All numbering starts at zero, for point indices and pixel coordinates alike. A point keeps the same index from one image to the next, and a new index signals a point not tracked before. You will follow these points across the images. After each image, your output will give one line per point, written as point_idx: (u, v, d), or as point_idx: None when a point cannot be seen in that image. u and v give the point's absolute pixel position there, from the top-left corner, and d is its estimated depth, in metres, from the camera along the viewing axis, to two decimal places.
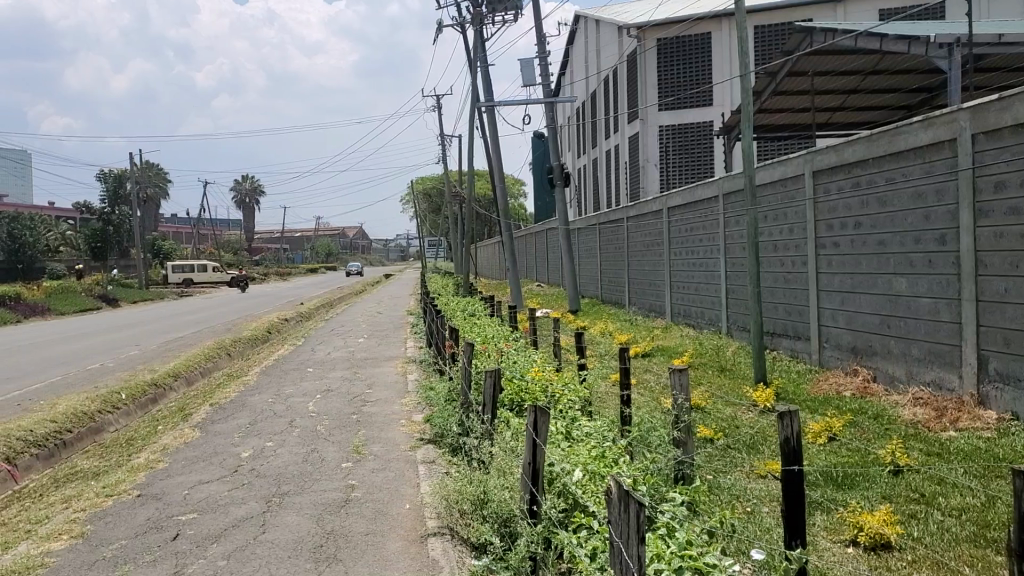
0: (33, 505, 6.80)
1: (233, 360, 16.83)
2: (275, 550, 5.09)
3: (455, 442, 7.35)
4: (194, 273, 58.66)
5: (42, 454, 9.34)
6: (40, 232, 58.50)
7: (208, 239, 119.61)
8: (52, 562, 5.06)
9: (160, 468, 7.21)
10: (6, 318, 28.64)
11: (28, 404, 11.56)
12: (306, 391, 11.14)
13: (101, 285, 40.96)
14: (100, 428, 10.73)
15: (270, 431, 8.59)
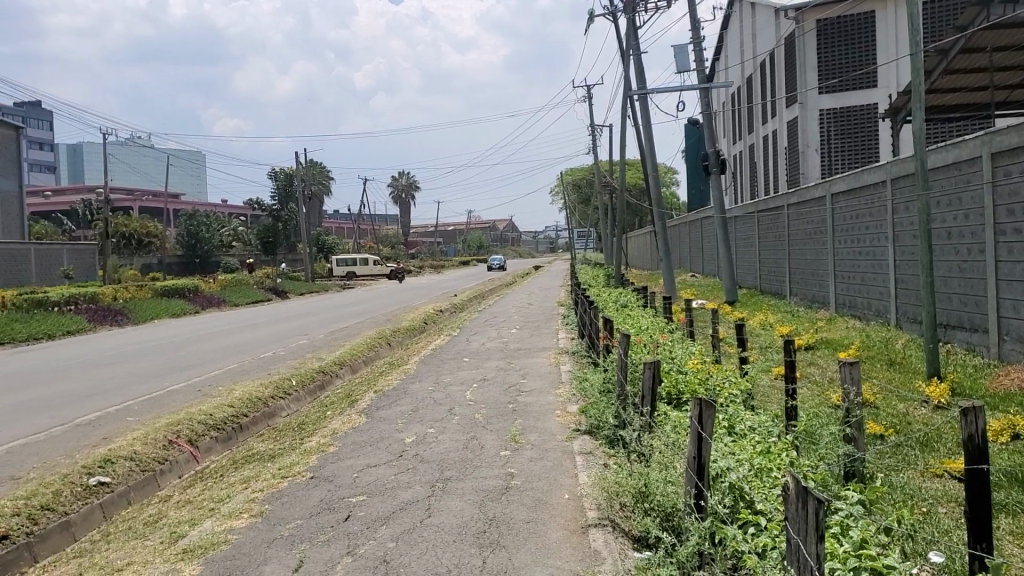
0: (215, 485, 7.22)
1: (393, 349, 17.34)
2: (441, 534, 5.20)
3: (612, 435, 7.28)
4: (356, 266, 61.03)
5: (221, 436, 9.92)
6: (216, 229, 62.16)
7: (368, 234, 124.25)
8: (234, 539, 5.37)
9: (330, 452, 7.51)
10: (186, 308, 30.59)
11: (207, 390, 12.30)
12: (463, 380, 11.36)
13: (271, 278, 43.16)
14: (273, 412, 11.29)
15: (430, 418, 8.81)
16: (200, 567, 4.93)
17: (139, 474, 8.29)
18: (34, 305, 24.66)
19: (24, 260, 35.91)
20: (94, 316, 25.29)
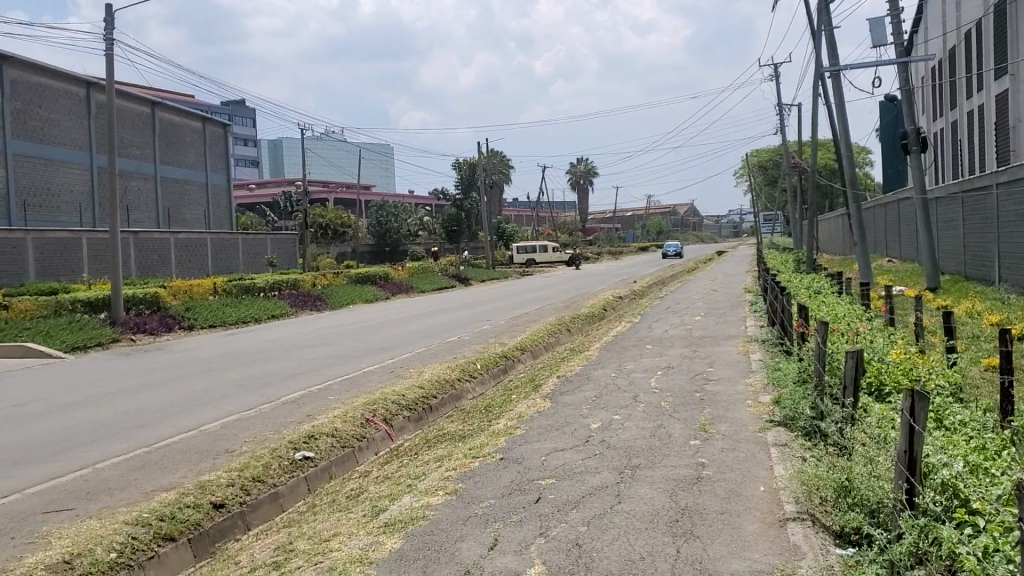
0: (410, 463, 7.49)
1: (574, 336, 17.40)
2: (634, 521, 5.17)
3: (808, 427, 7.01)
4: (537, 253, 61.81)
5: (413, 417, 10.28)
6: (403, 219, 64.50)
7: (547, 220, 125.48)
8: (432, 515, 5.55)
9: (518, 434, 7.61)
10: (377, 294, 31.92)
11: (399, 372, 12.79)
12: (648, 367, 11.25)
13: (455, 265, 44.36)
14: (460, 394, 11.60)
15: (615, 404, 8.78)
16: (400, 541, 5.13)
17: (340, 450, 8.73)
18: (242, 291, 26.39)
19: (234, 249, 38.52)
20: (295, 301, 26.83)
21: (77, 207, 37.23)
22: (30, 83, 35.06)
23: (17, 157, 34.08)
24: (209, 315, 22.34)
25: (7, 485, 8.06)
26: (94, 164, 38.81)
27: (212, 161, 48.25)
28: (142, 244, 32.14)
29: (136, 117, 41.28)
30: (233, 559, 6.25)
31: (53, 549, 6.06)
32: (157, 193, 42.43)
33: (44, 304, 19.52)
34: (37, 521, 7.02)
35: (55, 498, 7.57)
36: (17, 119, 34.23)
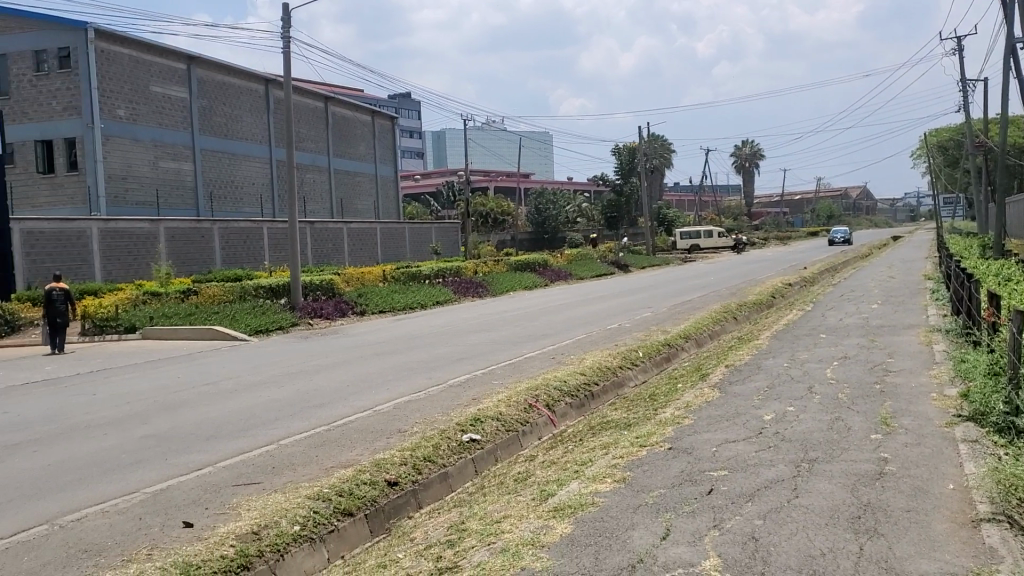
0: (576, 449, 7.52)
1: (741, 324, 16.97)
2: (812, 516, 4.99)
3: (1002, 423, 6.57)
4: (700, 239, 60.77)
5: (576, 403, 10.32)
6: (563, 206, 64.67)
7: (709, 205, 122.88)
8: (602, 502, 5.55)
9: (686, 424, 7.50)
10: (537, 281, 32.24)
11: (562, 358, 12.86)
12: (821, 357, 10.85)
13: (615, 252, 44.15)
14: (622, 381, 11.55)
15: (789, 396, 8.50)
16: (571, 526, 5.16)
17: (505, 433, 8.87)
18: (410, 278, 27.22)
19: (401, 237, 39.79)
20: (458, 288, 27.44)
21: (258, 198, 39.42)
22: (215, 81, 37.22)
23: (204, 151, 36.33)
24: (379, 301, 23.16)
25: (200, 459, 8.63)
26: (273, 157, 40.91)
27: (380, 152, 49.94)
28: (318, 233, 33.63)
29: (311, 112, 43.17)
30: (407, 535, 6.46)
31: (243, 520, 6.44)
32: (330, 184, 44.33)
33: (230, 290, 20.76)
34: (228, 493, 7.48)
35: (243, 472, 8.05)
36: (204, 115, 36.46)
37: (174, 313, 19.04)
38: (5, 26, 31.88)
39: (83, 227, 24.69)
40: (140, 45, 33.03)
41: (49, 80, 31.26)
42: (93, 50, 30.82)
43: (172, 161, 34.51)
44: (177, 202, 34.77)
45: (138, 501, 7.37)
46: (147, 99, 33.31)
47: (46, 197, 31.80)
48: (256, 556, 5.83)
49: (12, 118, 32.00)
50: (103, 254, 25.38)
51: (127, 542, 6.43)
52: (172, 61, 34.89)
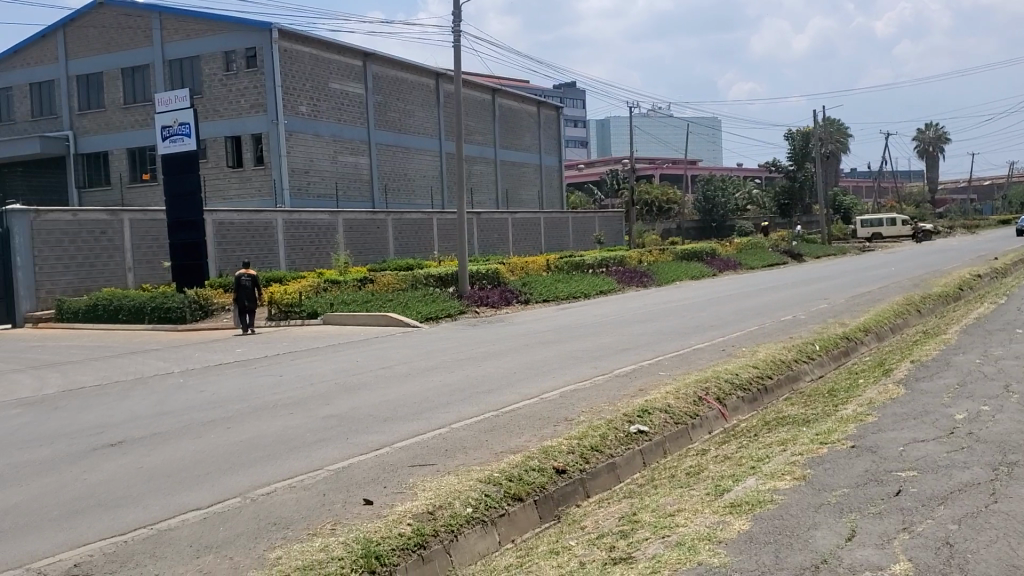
0: (751, 444, 7.33)
1: (926, 317, 16.09)
2: (1014, 523, 4.67)
3: None
4: (882, 227, 58.05)
5: (747, 397, 10.07)
6: (732, 193, 63.04)
7: (889, 192, 117.00)
8: (781, 499, 5.39)
9: (870, 422, 7.17)
10: (705, 271, 31.65)
11: (733, 350, 12.57)
12: (1018, 354, 10.12)
13: (787, 242, 42.74)
14: (797, 376, 11.18)
15: (983, 394, 7.98)
16: (749, 523, 5.03)
17: (673, 425, 8.76)
18: (573, 268, 27.39)
19: (565, 227, 40.03)
20: (623, 277, 27.33)
21: (428, 191, 40.59)
22: (389, 76, 38.49)
23: (379, 145, 37.67)
24: (543, 290, 23.38)
25: (377, 440, 8.98)
26: (443, 150, 41.96)
27: (545, 143, 50.35)
28: (485, 223, 34.25)
29: (479, 105, 43.99)
30: (579, 524, 6.49)
31: (419, 500, 6.65)
32: (497, 176, 45.06)
33: (403, 279, 21.56)
34: (404, 473, 7.74)
35: (418, 454, 8.31)
36: (379, 110, 37.78)
37: (351, 300, 19.89)
38: (199, 30, 34.03)
39: (269, 218, 26.15)
40: (320, 43, 34.53)
41: (238, 80, 33.22)
42: (277, 49, 32.47)
43: (350, 155, 35.98)
44: (355, 194, 36.28)
45: (321, 478, 7.74)
46: (326, 96, 34.86)
47: (234, 191, 33.79)
48: (432, 536, 6.01)
49: (204, 115, 34.17)
50: (287, 245, 26.79)
51: (311, 516, 6.77)
52: (350, 58, 36.27)
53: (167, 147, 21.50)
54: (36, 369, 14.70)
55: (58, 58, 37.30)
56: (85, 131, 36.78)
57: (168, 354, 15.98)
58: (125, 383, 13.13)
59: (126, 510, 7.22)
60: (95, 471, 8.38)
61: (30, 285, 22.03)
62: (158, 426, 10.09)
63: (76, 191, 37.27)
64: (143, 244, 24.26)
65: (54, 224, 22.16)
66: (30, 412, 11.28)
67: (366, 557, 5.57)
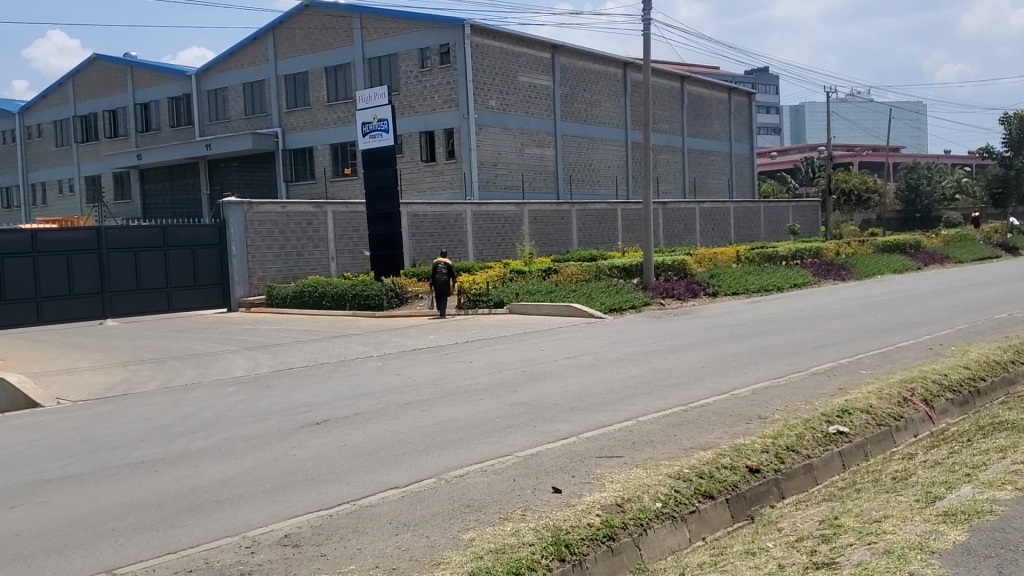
0: (963, 450, 6.87)
1: None
2: None
3: None
4: None
5: (957, 399, 9.44)
6: (938, 181, 59.16)
7: None
8: (1002, 511, 5.02)
9: None
10: (908, 264, 29.89)
11: (940, 349, 11.81)
12: None
13: (1002, 234, 39.65)
14: (1014, 378, 10.37)
15: None
16: (966, 534, 4.72)
17: (876, 427, 8.32)
18: (764, 260, 26.63)
19: (756, 217, 38.89)
20: (818, 270, 26.22)
21: (613, 180, 40.53)
22: (577, 67, 38.57)
23: (566, 137, 37.91)
24: (732, 282, 22.79)
25: (565, 429, 9.05)
26: (629, 140, 41.71)
27: (736, 130, 49.07)
28: (670, 214, 33.78)
29: (667, 93, 43.38)
30: (773, 525, 6.30)
31: (608, 491, 6.64)
32: (685, 165, 44.34)
33: (587, 270, 21.48)
34: (592, 463, 7.77)
35: (606, 445, 8.32)
36: (566, 102, 37.99)
37: (537, 291, 20.12)
38: (396, 28, 35.35)
39: (459, 210, 26.88)
40: (510, 37, 35.07)
41: (433, 75, 34.34)
42: (469, 45, 33.21)
43: (536, 147, 36.42)
44: (540, 185, 36.72)
45: (511, 464, 7.88)
46: (515, 89, 35.40)
47: (427, 184, 34.97)
48: (621, 528, 5.99)
49: (401, 111, 35.51)
50: (475, 235, 27.45)
51: (502, 501, 6.91)
52: (539, 51, 36.63)
53: (367, 142, 22.49)
54: (249, 350, 15.78)
55: (268, 58, 39.80)
56: (292, 128, 39.10)
57: (367, 339, 16.77)
58: (328, 365, 13.90)
59: (329, 485, 7.62)
60: (302, 447, 8.90)
61: (243, 273, 23.73)
62: (358, 407, 10.60)
63: (284, 184, 39.68)
64: (345, 235, 25.51)
65: (266, 216, 23.72)
66: (244, 390, 12.12)
67: (556, 544, 5.63)
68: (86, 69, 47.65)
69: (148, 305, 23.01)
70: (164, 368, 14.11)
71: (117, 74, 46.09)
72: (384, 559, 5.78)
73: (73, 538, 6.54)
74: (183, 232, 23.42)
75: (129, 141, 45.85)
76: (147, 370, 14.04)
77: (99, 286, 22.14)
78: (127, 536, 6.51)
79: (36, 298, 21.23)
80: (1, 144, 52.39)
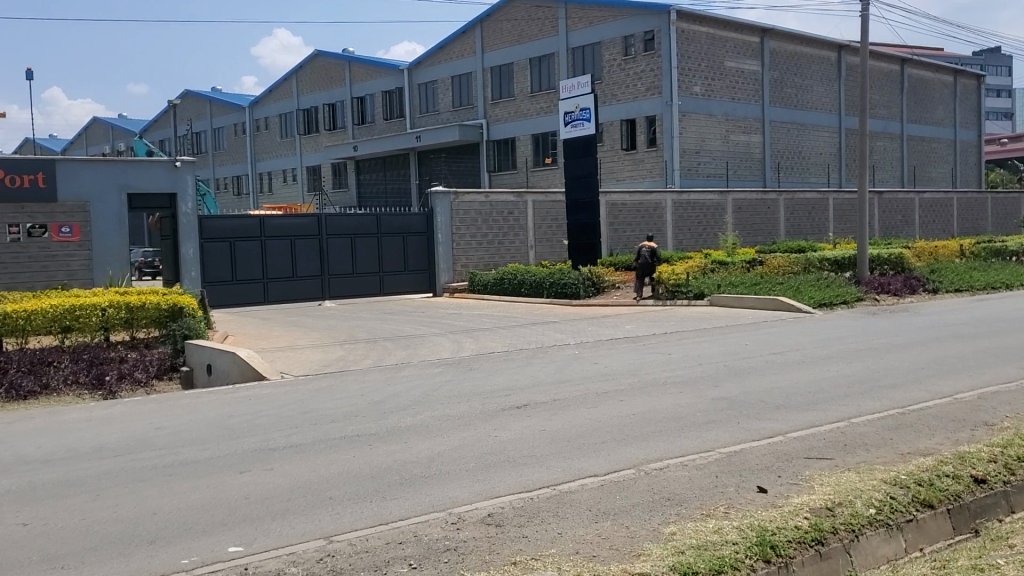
0: None
1: None
2: None
3: None
4: None
5: None
6: None
7: None
8: None
9: None
10: None
11: None
12: None
13: None
14: None
15: None
16: None
17: None
18: (991, 255, 24.77)
19: (982, 208, 36.17)
20: None
21: (824, 168, 38.84)
22: (788, 51, 37.09)
23: (774, 123, 36.67)
24: (955, 278, 21.30)
25: (770, 427, 8.75)
26: (842, 126, 39.79)
27: (962, 116, 45.78)
28: (887, 204, 31.95)
29: (884, 76, 40.99)
30: (1002, 541, 5.84)
31: (817, 493, 6.37)
32: (903, 152, 41.80)
33: (795, 261, 20.91)
34: (800, 464, 7.48)
35: (815, 446, 7.99)
36: (775, 87, 36.67)
37: (740, 283, 19.61)
38: (600, 17, 35.34)
39: (659, 199, 26.63)
40: (719, 22, 34.23)
41: (637, 63, 34.12)
42: (675, 31, 32.70)
43: (742, 134, 35.47)
44: (745, 173, 35.76)
45: (714, 460, 7.71)
46: (722, 75, 34.56)
47: (628, 172, 34.83)
48: (831, 533, 5.71)
49: (603, 100, 35.53)
50: (676, 225, 27.08)
51: (705, 497, 6.77)
52: (747, 35, 35.53)
53: (569, 132, 22.65)
54: (453, 334, 16.30)
55: (476, 51, 40.86)
56: (497, 118, 40.00)
57: (565, 326, 16.91)
58: (528, 351, 14.13)
59: (530, 468, 7.75)
60: (504, 430, 9.09)
61: (448, 260, 24.58)
62: (559, 393, 10.71)
63: (487, 174, 40.62)
64: (544, 224, 25.84)
65: (470, 205, 24.57)
66: (449, 371, 12.53)
67: (760, 545, 5.44)
68: (308, 65, 50.71)
69: (362, 288, 24.19)
70: (376, 348, 14.81)
71: (336, 69, 48.77)
72: (584, 546, 5.79)
73: (295, 503, 6.98)
74: (394, 220, 24.49)
75: (346, 133, 48.41)
76: (360, 349, 14.79)
77: (319, 270, 23.53)
78: (343, 506, 6.88)
79: (263, 278, 22.79)
80: (232, 135, 56.69)
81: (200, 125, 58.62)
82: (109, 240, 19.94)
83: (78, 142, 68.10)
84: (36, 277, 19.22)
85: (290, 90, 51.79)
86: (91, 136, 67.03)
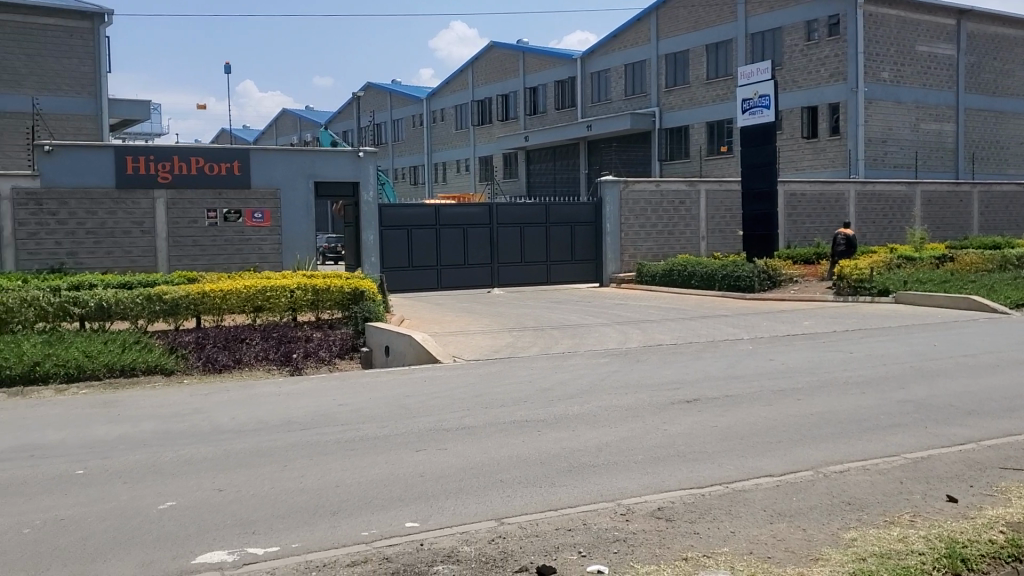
0: None
1: None
2: None
3: None
4: None
5: None
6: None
7: None
8: None
9: None
10: None
11: None
12: None
13: None
14: None
15: None
16: None
17: None
18: None
19: None
20: None
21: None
22: (988, 33, 34.68)
23: (969, 110, 34.39)
24: None
25: (961, 433, 8.25)
26: None
27: None
28: None
29: None
30: None
31: (1014, 507, 5.96)
32: None
33: (990, 259, 19.62)
34: (995, 474, 7.01)
35: (1011, 455, 7.47)
36: (972, 72, 34.36)
37: (929, 280, 18.56)
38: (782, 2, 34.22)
39: (842, 189, 25.54)
40: (910, 4, 32.41)
41: (820, 48, 32.77)
42: (862, 15, 31.24)
43: (933, 122, 33.48)
44: (936, 164, 33.75)
45: (899, 465, 7.35)
46: (912, 60, 32.73)
47: (808, 161, 33.56)
48: None
49: (784, 86, 34.37)
50: (859, 217, 25.90)
51: (889, 504, 6.46)
52: (942, 17, 33.45)
53: (746, 119, 22.02)
54: (622, 325, 16.24)
55: (650, 39, 40.40)
56: (670, 107, 39.45)
57: (738, 321, 16.52)
58: (699, 344, 13.89)
59: (701, 463, 7.62)
60: (674, 423, 8.98)
61: (616, 250, 24.50)
62: (730, 389, 10.48)
63: (658, 163, 40.16)
64: (717, 215, 25.30)
65: (640, 195, 24.40)
66: (618, 362, 12.50)
67: (950, 557, 5.14)
68: (483, 56, 51.65)
69: (531, 276, 24.50)
70: (545, 336, 14.95)
71: (510, 60, 49.46)
72: (759, 546, 5.65)
73: (468, 483, 7.17)
74: (564, 209, 24.64)
75: (518, 123, 49.07)
76: (529, 337, 14.98)
77: (490, 257, 24.00)
78: (514, 489, 7.00)
79: (437, 264, 23.48)
80: (409, 126, 58.52)
81: (380, 116, 60.82)
82: (296, 226, 21.06)
83: (269, 133, 72.14)
84: (231, 259, 20.54)
85: (466, 81, 52.91)
86: (281, 127, 70.78)
